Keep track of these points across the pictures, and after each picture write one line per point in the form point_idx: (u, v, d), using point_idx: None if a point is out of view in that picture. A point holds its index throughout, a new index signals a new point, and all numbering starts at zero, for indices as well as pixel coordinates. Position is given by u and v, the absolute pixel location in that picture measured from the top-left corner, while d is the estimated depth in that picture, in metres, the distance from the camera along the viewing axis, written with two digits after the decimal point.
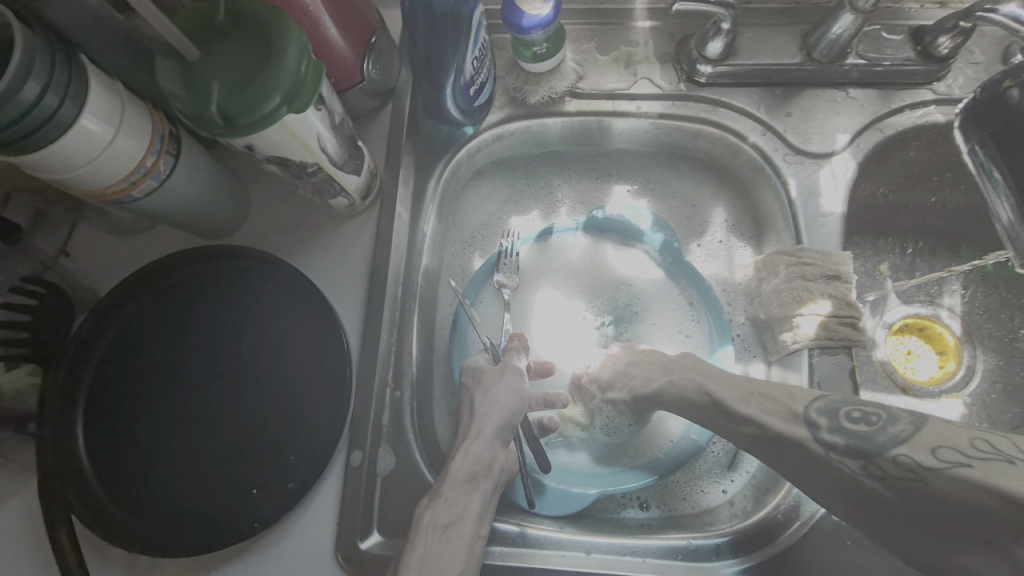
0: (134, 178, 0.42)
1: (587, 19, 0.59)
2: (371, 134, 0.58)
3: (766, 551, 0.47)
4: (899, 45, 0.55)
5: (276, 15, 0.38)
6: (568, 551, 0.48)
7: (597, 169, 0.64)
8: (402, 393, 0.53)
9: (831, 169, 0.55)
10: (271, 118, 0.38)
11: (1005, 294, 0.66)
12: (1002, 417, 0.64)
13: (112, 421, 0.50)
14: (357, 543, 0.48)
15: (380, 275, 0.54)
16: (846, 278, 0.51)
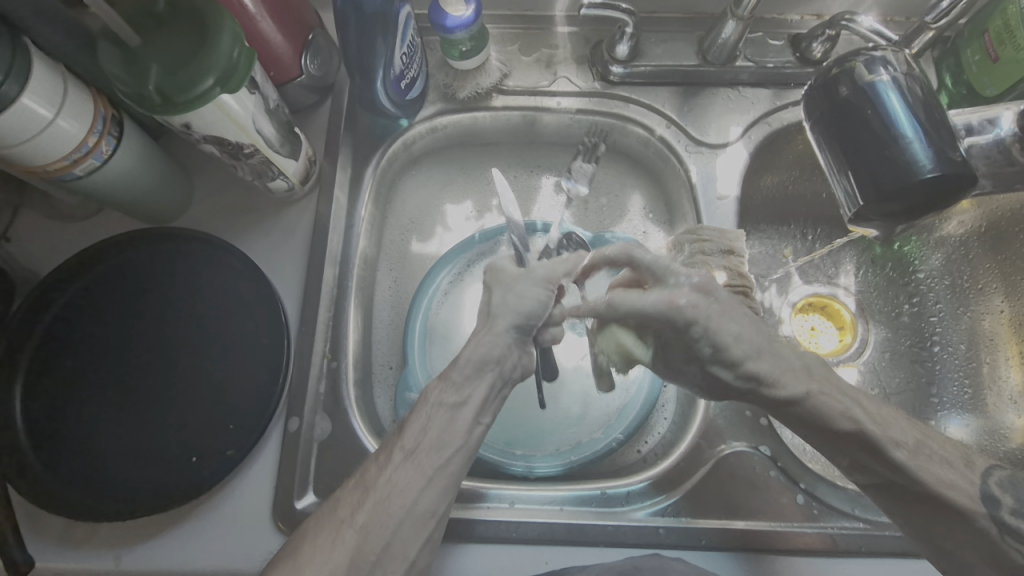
0: (76, 156, 0.45)
1: (511, 24, 0.66)
2: (312, 125, 0.62)
3: (670, 495, 0.52)
4: (780, 51, 0.63)
5: (211, 7, 0.42)
6: (494, 503, 0.52)
7: (526, 161, 0.70)
8: (339, 364, 0.56)
9: (726, 157, 0.62)
10: (206, 98, 0.42)
11: (890, 273, 0.74)
12: (891, 382, 0.70)
13: (52, 395, 0.51)
14: (293, 503, 0.51)
15: (319, 255, 0.58)
16: (739, 253, 0.58)
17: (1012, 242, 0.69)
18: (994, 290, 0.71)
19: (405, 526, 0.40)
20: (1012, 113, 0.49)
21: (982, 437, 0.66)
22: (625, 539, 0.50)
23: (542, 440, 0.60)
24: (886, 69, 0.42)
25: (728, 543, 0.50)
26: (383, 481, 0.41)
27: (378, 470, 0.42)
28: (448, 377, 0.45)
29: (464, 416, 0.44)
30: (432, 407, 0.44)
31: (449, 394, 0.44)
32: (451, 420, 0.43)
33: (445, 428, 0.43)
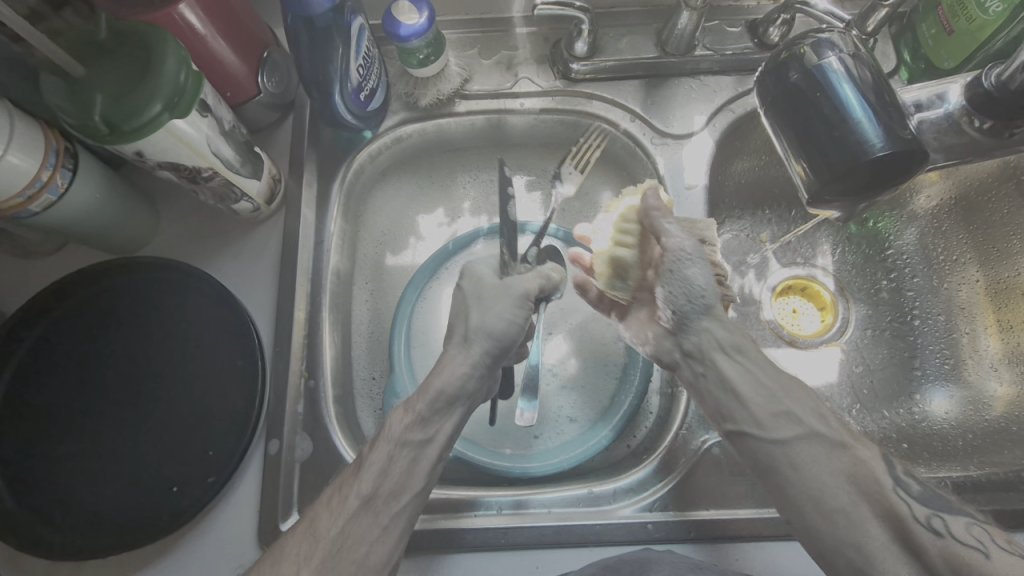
0: (30, 193, 0.44)
1: (469, 28, 0.65)
2: (275, 144, 0.62)
3: (657, 490, 0.52)
4: (739, 38, 0.63)
5: (153, 31, 0.42)
6: (481, 511, 0.52)
7: (494, 164, 0.69)
8: (316, 382, 0.55)
9: (691, 147, 0.62)
10: (155, 124, 0.41)
11: (866, 250, 0.75)
12: (874, 359, 0.71)
13: (23, 435, 0.50)
14: (278, 526, 0.50)
15: (289, 273, 0.57)
16: (711, 241, 0.57)
17: (983, 211, 0.69)
18: (969, 260, 0.71)
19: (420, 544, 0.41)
20: (961, 85, 0.49)
21: (965, 407, 0.67)
22: (614, 538, 0.50)
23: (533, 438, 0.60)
24: (833, 52, 0.42)
25: (716, 533, 0.50)
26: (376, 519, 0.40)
27: (331, 519, 0.39)
28: (414, 409, 0.44)
29: (432, 447, 0.44)
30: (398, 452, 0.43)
31: (416, 430, 0.44)
32: (421, 456, 0.43)
33: (408, 465, 0.42)
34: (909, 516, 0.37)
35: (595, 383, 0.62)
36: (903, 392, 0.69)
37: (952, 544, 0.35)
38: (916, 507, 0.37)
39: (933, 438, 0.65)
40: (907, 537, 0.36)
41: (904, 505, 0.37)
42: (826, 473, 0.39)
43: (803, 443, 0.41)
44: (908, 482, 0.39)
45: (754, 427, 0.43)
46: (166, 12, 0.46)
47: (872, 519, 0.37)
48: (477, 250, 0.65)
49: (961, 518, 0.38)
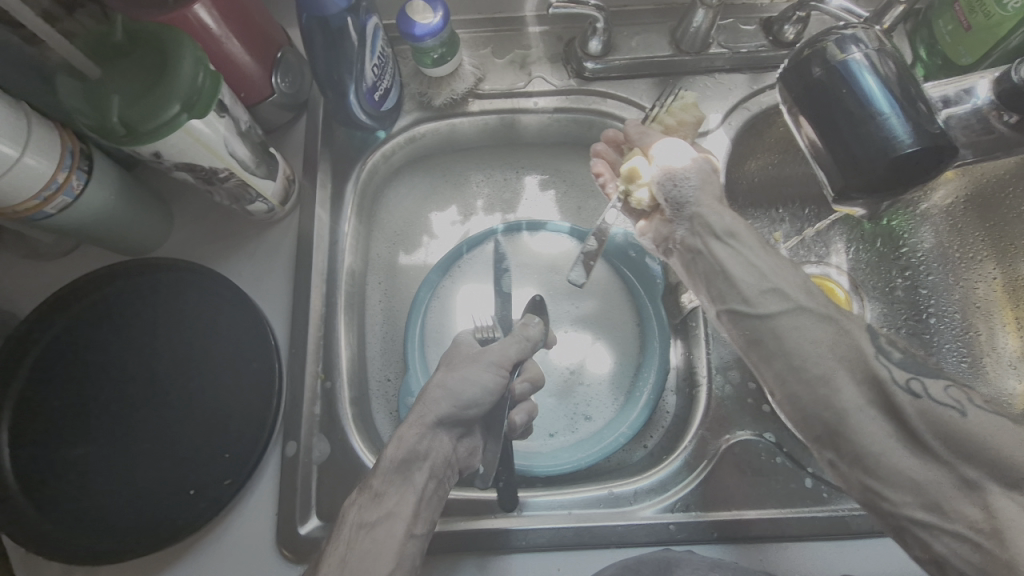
0: (46, 194, 0.44)
1: (482, 27, 0.65)
2: (289, 145, 0.61)
3: (678, 491, 0.52)
4: (754, 35, 0.63)
5: (170, 32, 0.42)
6: (500, 512, 0.51)
7: (506, 164, 0.69)
8: (332, 384, 0.55)
9: (706, 145, 0.62)
10: (173, 125, 0.41)
11: (880, 249, 0.74)
12: None
13: (39, 438, 0.50)
14: (296, 529, 0.50)
15: (304, 274, 0.57)
16: None
17: (1000, 208, 0.68)
18: (985, 257, 0.70)
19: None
20: (989, 81, 0.48)
21: None
22: (635, 539, 0.49)
23: (550, 436, 0.59)
24: (857, 47, 0.42)
25: (739, 533, 0.50)
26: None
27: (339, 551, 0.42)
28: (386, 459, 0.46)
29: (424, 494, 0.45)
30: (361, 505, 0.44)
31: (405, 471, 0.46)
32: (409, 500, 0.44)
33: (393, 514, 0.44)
34: (890, 380, 0.38)
35: (612, 379, 0.61)
36: None
37: (930, 404, 0.37)
38: (896, 371, 0.39)
39: None
40: (888, 402, 0.38)
41: (886, 371, 0.38)
42: (808, 341, 0.40)
43: (788, 317, 0.41)
44: (890, 350, 0.40)
45: (743, 304, 0.43)
46: (182, 12, 0.46)
47: (850, 383, 0.38)
48: (491, 248, 0.65)
49: (940, 381, 0.39)
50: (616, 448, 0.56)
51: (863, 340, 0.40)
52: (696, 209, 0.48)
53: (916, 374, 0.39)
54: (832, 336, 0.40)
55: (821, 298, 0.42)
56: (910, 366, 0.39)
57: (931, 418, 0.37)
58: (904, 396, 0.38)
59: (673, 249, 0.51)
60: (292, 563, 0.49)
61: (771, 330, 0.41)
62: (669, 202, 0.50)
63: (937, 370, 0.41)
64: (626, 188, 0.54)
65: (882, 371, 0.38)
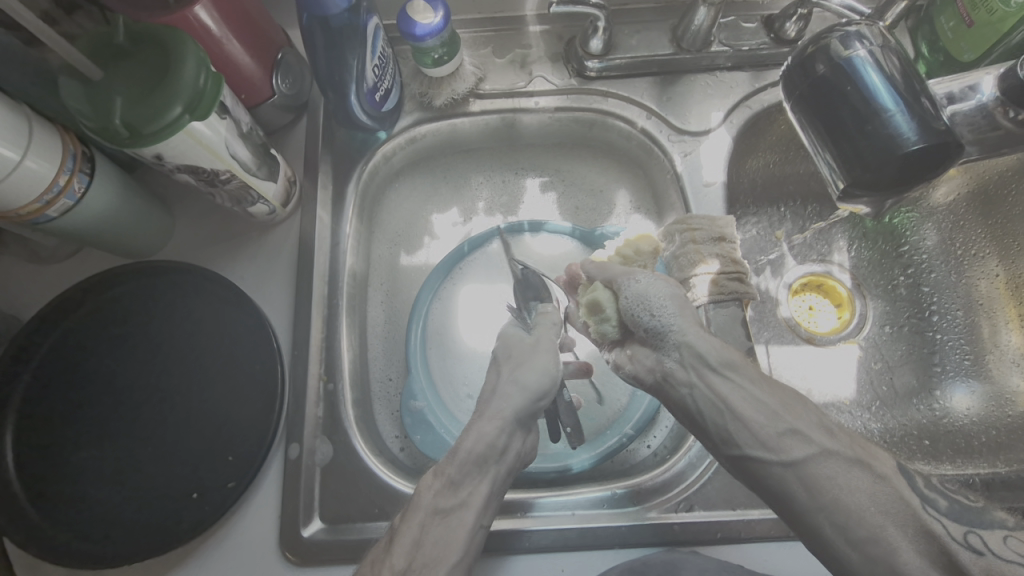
0: (48, 198, 0.44)
1: (482, 27, 0.65)
2: (290, 146, 0.61)
3: (682, 491, 0.51)
4: (755, 33, 0.63)
5: (172, 33, 0.42)
6: (505, 514, 0.51)
7: (507, 164, 0.69)
8: (335, 386, 0.55)
9: (708, 143, 0.61)
10: (176, 127, 0.41)
11: (882, 246, 0.74)
12: (892, 356, 0.70)
13: (42, 440, 0.50)
14: (299, 532, 0.50)
15: (305, 276, 0.57)
16: (731, 239, 0.57)
17: (1002, 205, 0.68)
18: (989, 254, 0.70)
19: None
20: (994, 77, 0.48)
21: (987, 403, 0.66)
22: (639, 540, 0.49)
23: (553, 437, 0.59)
24: (862, 43, 0.41)
25: (745, 533, 0.49)
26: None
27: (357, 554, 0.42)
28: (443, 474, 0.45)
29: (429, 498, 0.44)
30: (431, 509, 0.44)
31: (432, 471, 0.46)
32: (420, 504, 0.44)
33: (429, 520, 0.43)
34: (945, 536, 0.35)
35: (613, 379, 0.61)
36: (924, 389, 0.68)
37: (994, 559, 0.33)
38: (949, 524, 0.35)
39: (955, 434, 0.65)
40: (948, 559, 0.34)
41: (937, 524, 0.35)
42: (847, 491, 0.36)
43: (816, 462, 0.38)
44: (935, 498, 0.37)
45: (761, 450, 0.40)
46: (183, 14, 0.46)
47: (904, 543, 0.34)
48: (492, 249, 0.64)
49: (995, 531, 0.35)
50: (619, 448, 0.56)
51: (907, 489, 0.37)
52: (680, 338, 0.46)
53: (968, 525, 0.36)
54: (868, 484, 0.37)
55: (841, 438, 0.39)
56: (959, 514, 0.36)
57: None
58: (961, 548, 0.34)
59: (657, 384, 0.48)
60: (296, 566, 0.49)
61: (804, 479, 0.38)
62: (647, 331, 0.48)
63: (986, 510, 0.37)
64: (590, 314, 0.53)
65: (932, 523, 0.35)
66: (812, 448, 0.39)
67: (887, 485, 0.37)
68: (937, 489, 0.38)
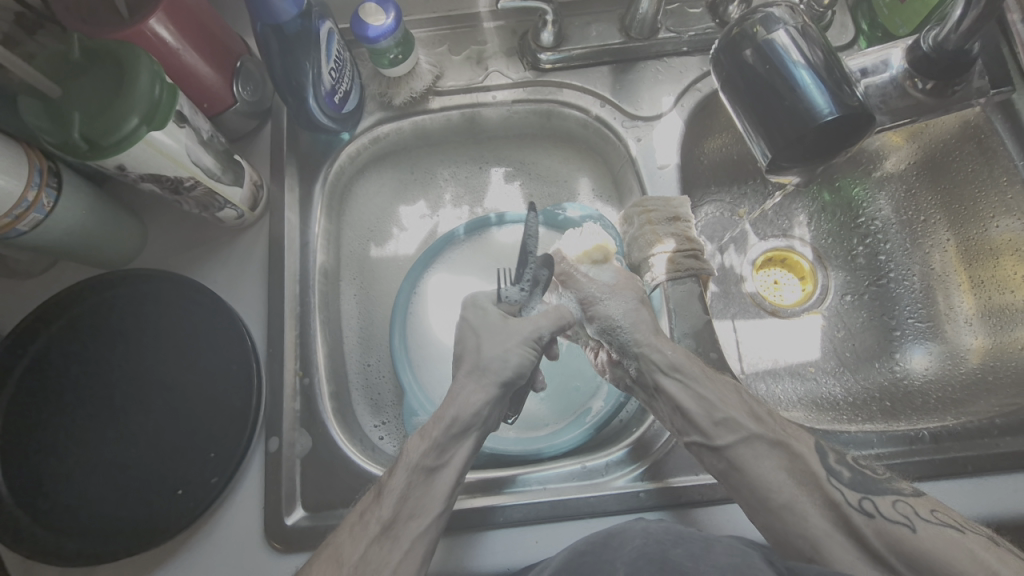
0: (17, 213, 0.45)
1: (437, 26, 0.67)
2: (255, 151, 0.63)
3: (647, 461, 0.54)
4: (700, 18, 0.65)
5: (126, 47, 0.43)
6: (480, 492, 0.54)
7: (472, 157, 0.71)
8: (311, 380, 0.57)
9: (661, 127, 0.64)
10: (134, 138, 0.42)
11: (840, 219, 0.77)
12: (854, 322, 0.73)
13: (26, 448, 0.51)
14: (282, 521, 0.52)
15: (277, 277, 0.59)
16: (685, 219, 0.60)
17: (947, 171, 0.69)
18: (938, 221, 0.71)
19: (409, 555, 0.44)
20: (900, 50, 0.52)
21: (943, 361, 0.68)
22: (608, 509, 0.51)
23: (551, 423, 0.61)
24: (781, 25, 0.44)
25: (708, 496, 0.52)
26: (356, 557, 0.43)
27: (354, 545, 0.43)
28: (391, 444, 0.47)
29: (409, 484, 0.47)
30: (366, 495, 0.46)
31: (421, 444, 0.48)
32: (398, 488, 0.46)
33: (392, 502, 0.46)
34: (843, 501, 0.44)
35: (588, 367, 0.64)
36: (884, 352, 0.71)
37: (882, 521, 0.42)
38: (847, 492, 0.45)
39: (914, 393, 0.67)
40: (846, 523, 0.44)
41: (838, 492, 0.45)
42: (763, 470, 0.47)
43: (743, 445, 0.48)
44: (841, 471, 0.46)
45: (711, 441, 0.49)
46: (139, 29, 0.48)
47: (812, 512, 0.45)
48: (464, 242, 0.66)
49: (889, 497, 0.44)
50: (618, 407, 0.60)
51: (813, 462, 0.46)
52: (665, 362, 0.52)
53: (866, 492, 0.45)
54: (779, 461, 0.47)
55: (767, 423, 0.49)
56: (862, 484, 0.45)
57: (884, 533, 0.42)
58: (857, 512, 0.44)
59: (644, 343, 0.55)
60: (280, 553, 0.51)
61: (730, 460, 0.48)
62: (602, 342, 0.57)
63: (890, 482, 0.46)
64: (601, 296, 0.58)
65: (834, 492, 0.45)
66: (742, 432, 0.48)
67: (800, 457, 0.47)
68: (846, 462, 0.47)
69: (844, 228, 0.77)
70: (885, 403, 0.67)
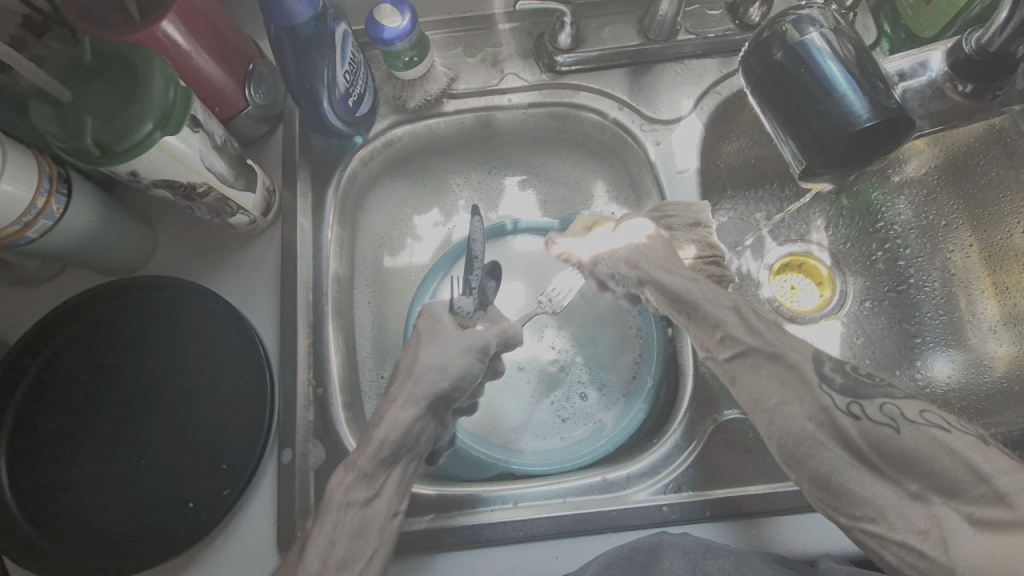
0: (26, 220, 0.44)
1: (452, 28, 0.66)
2: (267, 156, 0.62)
3: (670, 474, 0.53)
4: (720, 19, 0.64)
5: (139, 51, 0.42)
6: (498, 505, 0.52)
7: (486, 161, 0.70)
8: (324, 390, 0.56)
9: (680, 131, 0.62)
10: (147, 143, 0.41)
11: (859, 223, 0.75)
12: (874, 330, 0.72)
13: (36, 460, 0.50)
14: (296, 535, 0.51)
15: (290, 285, 0.57)
16: (705, 224, 0.58)
17: (971, 173, 0.69)
18: (961, 225, 0.70)
19: None
20: (942, 53, 0.50)
21: (967, 369, 0.67)
22: (630, 522, 0.50)
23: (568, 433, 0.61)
24: (814, 28, 0.43)
25: (732, 510, 0.51)
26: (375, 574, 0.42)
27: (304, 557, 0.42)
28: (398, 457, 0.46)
29: None
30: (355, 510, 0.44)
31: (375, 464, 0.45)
32: None
33: None
34: (833, 406, 0.40)
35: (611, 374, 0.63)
36: (905, 360, 0.70)
37: (872, 426, 0.38)
38: (836, 396, 0.41)
39: (937, 402, 0.66)
40: (837, 430, 0.39)
41: (828, 398, 0.40)
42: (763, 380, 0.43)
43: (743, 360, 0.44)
44: (834, 376, 0.42)
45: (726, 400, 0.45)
46: (150, 31, 0.47)
47: (801, 414, 0.41)
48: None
49: (877, 400, 0.40)
50: (637, 425, 0.58)
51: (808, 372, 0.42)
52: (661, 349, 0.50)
53: (855, 396, 0.41)
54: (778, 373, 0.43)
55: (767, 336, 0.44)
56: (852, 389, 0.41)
57: (877, 440, 0.38)
58: (845, 416, 0.40)
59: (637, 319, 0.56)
60: None
61: None
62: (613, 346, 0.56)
63: (885, 386, 0.42)
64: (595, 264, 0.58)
65: (824, 397, 0.41)
66: (740, 346, 0.44)
67: (793, 368, 0.42)
68: (842, 368, 0.42)
69: (863, 233, 0.75)
70: None
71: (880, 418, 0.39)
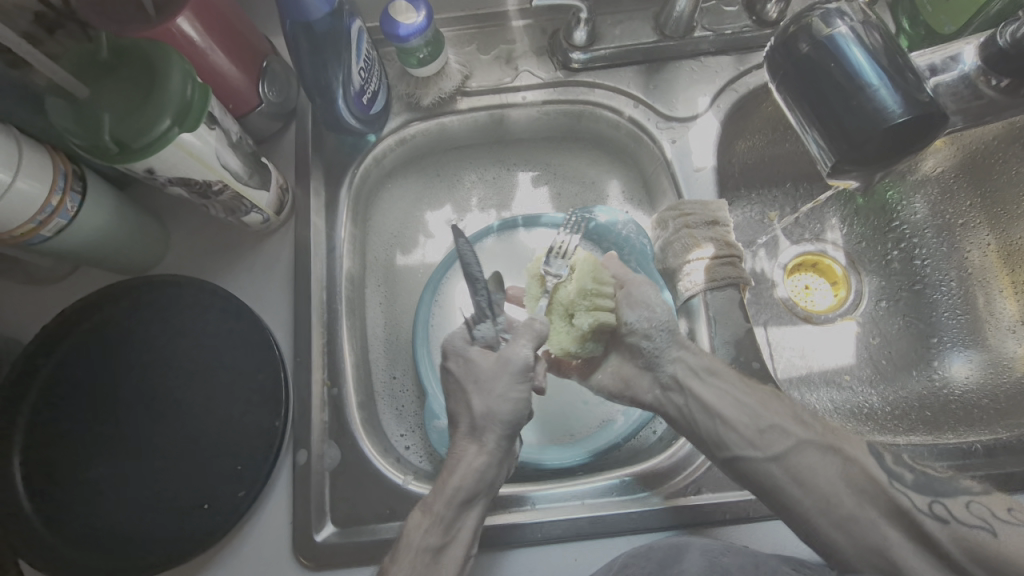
0: (42, 218, 0.44)
1: (465, 25, 0.65)
2: (279, 154, 0.61)
3: (689, 475, 0.52)
4: (737, 16, 0.63)
5: (156, 47, 0.42)
6: (515, 507, 0.52)
7: (498, 159, 0.69)
8: (339, 390, 0.55)
9: (697, 128, 0.62)
10: (164, 140, 0.41)
11: (874, 221, 0.74)
12: (890, 330, 0.71)
13: (49, 461, 0.50)
14: (312, 536, 0.50)
15: (304, 285, 0.57)
16: (723, 223, 0.58)
17: (989, 171, 0.69)
18: (980, 224, 0.70)
19: None
20: (975, 47, 0.50)
21: (986, 370, 0.66)
22: (649, 525, 0.50)
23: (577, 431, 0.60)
24: (842, 21, 0.42)
25: (753, 513, 0.50)
26: None
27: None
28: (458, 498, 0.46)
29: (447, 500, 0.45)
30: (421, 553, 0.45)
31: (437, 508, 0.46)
32: None
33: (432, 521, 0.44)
34: (912, 507, 0.42)
35: None
36: (923, 360, 0.69)
37: (960, 532, 0.40)
38: (914, 497, 0.42)
39: (956, 403, 0.65)
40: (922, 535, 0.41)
41: (904, 498, 0.42)
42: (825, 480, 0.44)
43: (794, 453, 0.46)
44: (903, 473, 0.44)
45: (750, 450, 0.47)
46: (165, 27, 0.46)
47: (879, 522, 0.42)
48: (487, 246, 0.65)
49: (958, 499, 0.42)
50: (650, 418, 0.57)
51: (877, 469, 0.44)
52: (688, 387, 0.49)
53: (934, 495, 0.43)
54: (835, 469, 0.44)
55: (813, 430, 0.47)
56: (926, 485, 0.43)
57: (961, 541, 0.40)
58: (925, 517, 0.41)
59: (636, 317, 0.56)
60: (311, 570, 0.50)
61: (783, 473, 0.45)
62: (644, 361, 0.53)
63: (955, 481, 0.44)
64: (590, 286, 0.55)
65: (900, 497, 0.42)
66: None
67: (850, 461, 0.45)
68: (904, 462, 0.45)
69: (878, 231, 0.74)
70: (926, 413, 0.65)
71: (969, 524, 0.40)
